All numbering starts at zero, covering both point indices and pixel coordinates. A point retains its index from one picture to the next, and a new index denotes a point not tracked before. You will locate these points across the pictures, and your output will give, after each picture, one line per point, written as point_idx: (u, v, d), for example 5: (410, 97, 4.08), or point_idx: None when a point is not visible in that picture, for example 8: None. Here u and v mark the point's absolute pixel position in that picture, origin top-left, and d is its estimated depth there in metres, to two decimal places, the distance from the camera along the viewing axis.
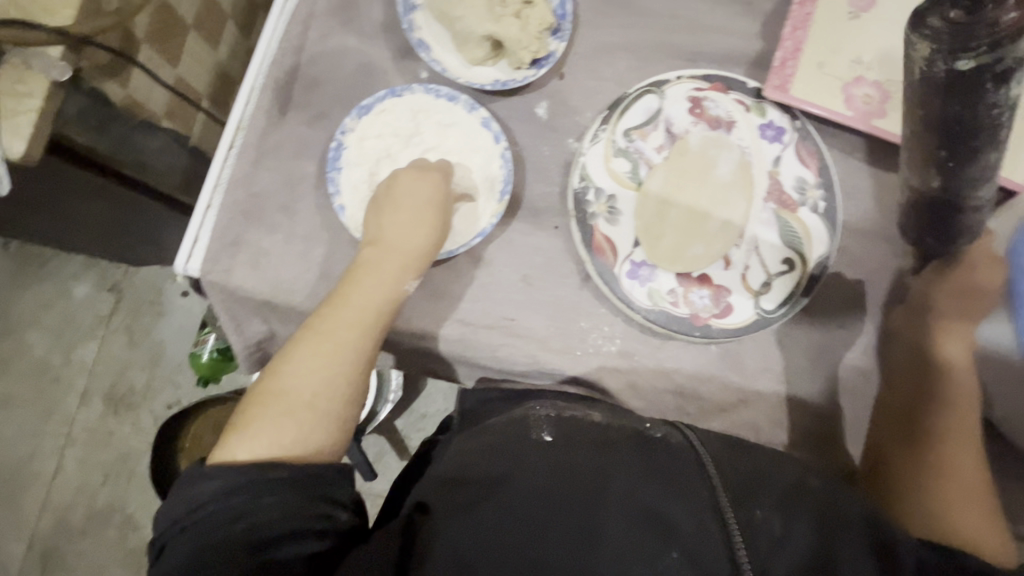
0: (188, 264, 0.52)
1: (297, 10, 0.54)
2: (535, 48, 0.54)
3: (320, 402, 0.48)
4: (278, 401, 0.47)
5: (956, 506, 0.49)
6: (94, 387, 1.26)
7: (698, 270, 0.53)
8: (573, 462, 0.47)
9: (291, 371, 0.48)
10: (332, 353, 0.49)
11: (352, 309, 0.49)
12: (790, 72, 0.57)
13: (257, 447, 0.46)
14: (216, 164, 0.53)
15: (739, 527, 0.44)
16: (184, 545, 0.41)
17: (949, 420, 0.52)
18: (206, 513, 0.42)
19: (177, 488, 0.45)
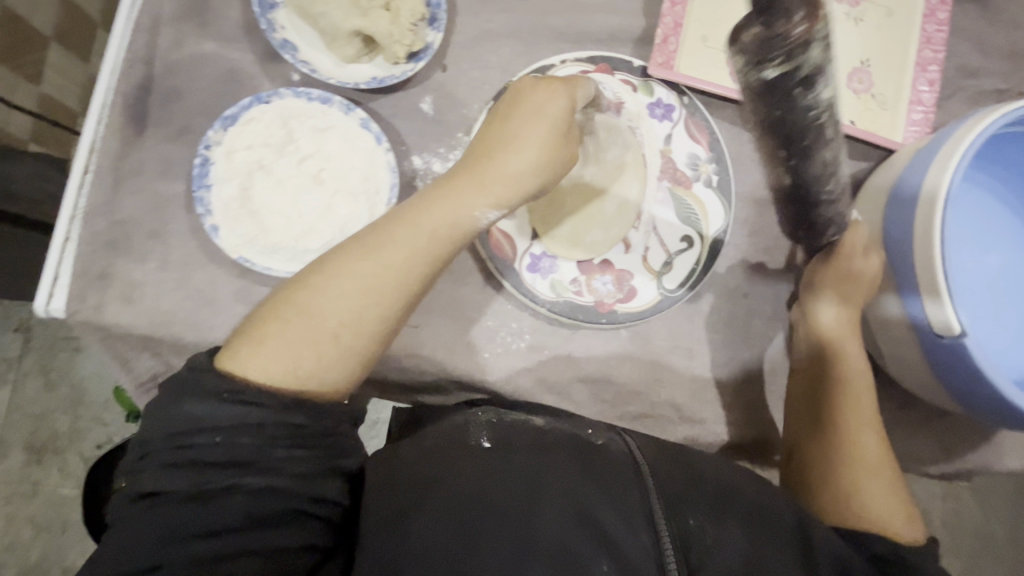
0: (50, 306, 0.48)
1: (142, 16, 0.50)
2: (410, 40, 0.51)
3: (346, 327, 0.42)
4: (304, 319, 0.41)
5: (864, 485, 0.49)
6: (12, 435, 1.08)
7: (599, 256, 0.54)
8: (509, 465, 0.44)
9: (339, 293, 0.42)
10: (375, 278, 0.42)
11: (399, 246, 0.43)
12: (673, 47, 0.56)
13: (272, 366, 0.41)
14: (71, 191, 0.49)
15: (670, 536, 0.42)
16: (180, 469, 0.38)
17: (850, 399, 0.52)
18: (208, 448, 0.38)
19: (170, 393, 0.40)
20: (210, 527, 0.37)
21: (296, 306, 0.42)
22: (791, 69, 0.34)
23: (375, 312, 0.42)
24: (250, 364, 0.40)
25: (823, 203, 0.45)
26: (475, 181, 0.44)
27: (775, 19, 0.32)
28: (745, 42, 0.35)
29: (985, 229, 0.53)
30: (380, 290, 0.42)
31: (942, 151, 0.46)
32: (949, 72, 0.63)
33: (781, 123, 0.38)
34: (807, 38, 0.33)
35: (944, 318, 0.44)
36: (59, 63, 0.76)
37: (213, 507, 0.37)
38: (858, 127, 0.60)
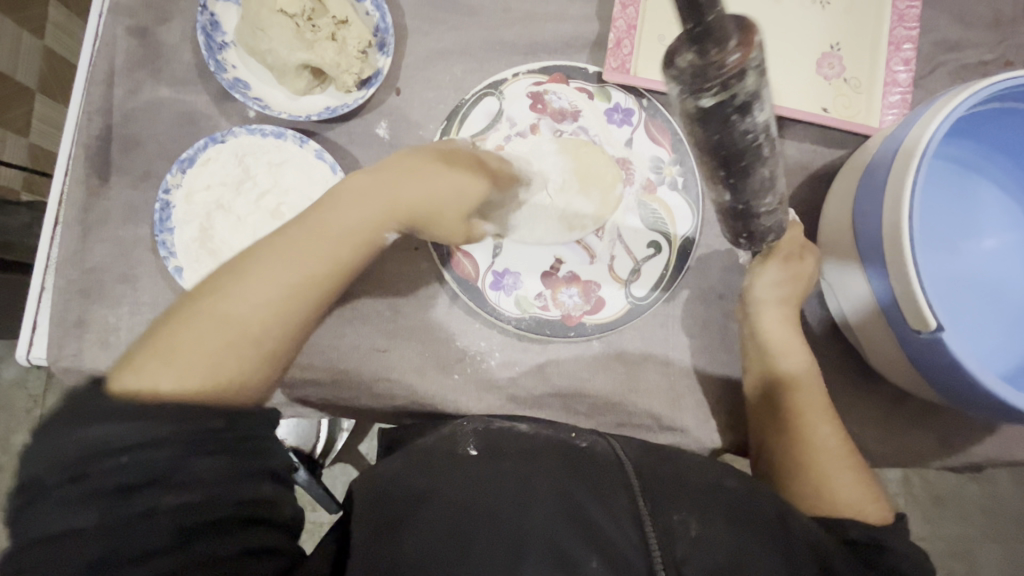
0: (32, 353, 0.49)
1: (98, 68, 0.51)
2: (358, 68, 0.51)
3: (261, 330, 0.39)
4: (221, 318, 0.38)
5: (832, 475, 0.48)
6: None
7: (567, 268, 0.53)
8: (494, 473, 0.44)
9: (256, 286, 0.39)
10: (286, 277, 0.40)
11: (307, 252, 0.41)
12: (627, 51, 0.55)
13: (167, 377, 0.36)
14: (45, 243, 0.51)
15: (654, 534, 0.41)
16: (76, 499, 0.30)
17: (803, 394, 0.50)
18: (108, 469, 0.31)
19: (60, 416, 0.32)
20: (140, 567, 0.30)
21: (211, 311, 0.38)
22: (726, 98, 0.31)
23: (302, 301, 0.41)
24: (146, 377, 0.36)
25: (765, 215, 0.43)
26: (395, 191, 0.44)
27: (709, 48, 0.29)
28: (677, 70, 0.31)
29: (959, 214, 0.51)
30: (309, 284, 0.41)
31: (907, 140, 0.44)
32: (925, 47, 0.60)
33: (720, 146, 0.35)
34: (742, 67, 0.30)
35: (919, 313, 0.43)
36: (43, 112, 0.79)
37: (139, 544, 0.30)
38: (832, 115, 0.58)
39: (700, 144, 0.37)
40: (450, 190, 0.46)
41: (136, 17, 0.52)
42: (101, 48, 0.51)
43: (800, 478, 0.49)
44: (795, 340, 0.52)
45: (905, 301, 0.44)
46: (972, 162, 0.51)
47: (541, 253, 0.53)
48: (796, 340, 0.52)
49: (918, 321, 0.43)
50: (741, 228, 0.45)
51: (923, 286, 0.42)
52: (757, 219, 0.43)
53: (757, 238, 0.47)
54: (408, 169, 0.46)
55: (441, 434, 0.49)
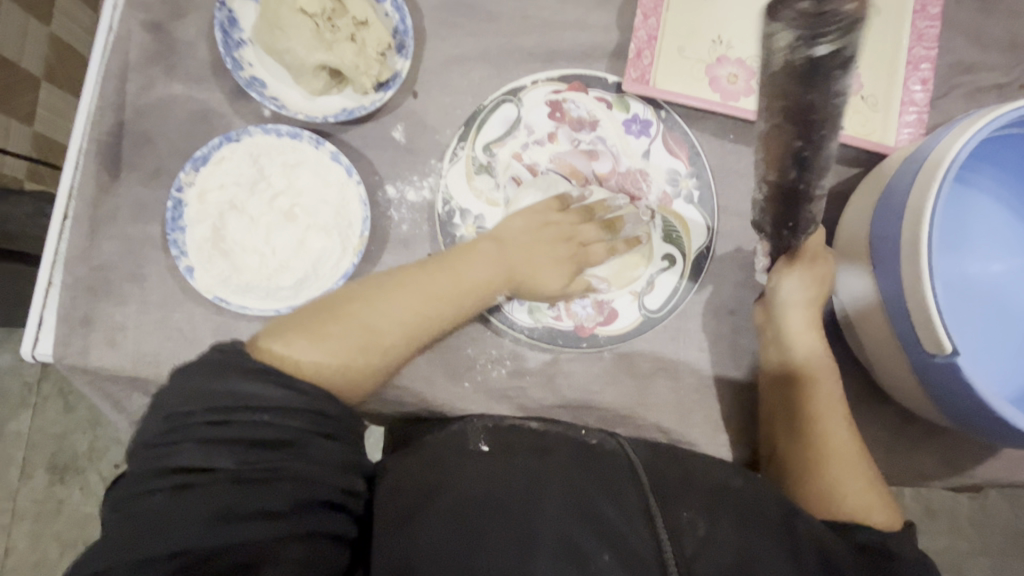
0: (36, 350, 0.48)
1: (111, 62, 0.50)
2: (376, 71, 0.50)
3: (394, 338, 0.44)
4: (365, 328, 0.43)
5: (840, 481, 0.48)
6: (34, 457, 1.09)
7: (582, 281, 0.53)
8: (508, 468, 0.44)
9: (382, 308, 0.44)
10: (432, 300, 0.46)
11: (451, 278, 0.47)
12: (648, 62, 0.55)
13: (329, 358, 0.41)
14: (52, 238, 0.50)
15: (664, 531, 0.41)
16: (219, 445, 0.35)
17: (819, 393, 0.51)
18: (239, 426, 0.36)
19: (204, 371, 0.38)
20: (255, 510, 0.34)
21: (356, 316, 0.43)
22: (840, 45, 0.46)
23: (399, 330, 0.44)
24: (303, 353, 0.41)
25: (815, 199, 0.50)
26: (513, 260, 0.50)
27: (824, 4, 0.47)
28: (796, 19, 0.49)
29: (973, 239, 0.51)
30: (427, 320, 0.45)
31: (927, 163, 0.44)
32: (942, 68, 0.61)
33: (808, 107, 0.48)
34: (849, 19, 0.47)
35: (934, 336, 0.43)
36: (49, 100, 0.78)
37: (253, 491, 0.35)
38: (848, 133, 0.58)
39: (790, 107, 0.49)
40: (544, 274, 0.51)
41: (151, 12, 0.51)
42: (115, 42, 0.50)
43: (806, 481, 0.49)
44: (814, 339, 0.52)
45: (920, 325, 0.44)
46: (988, 185, 0.51)
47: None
48: (811, 345, 0.52)
49: (933, 345, 0.43)
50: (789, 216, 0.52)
51: (939, 309, 0.42)
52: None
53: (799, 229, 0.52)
54: (553, 236, 0.52)
55: (450, 430, 0.49)
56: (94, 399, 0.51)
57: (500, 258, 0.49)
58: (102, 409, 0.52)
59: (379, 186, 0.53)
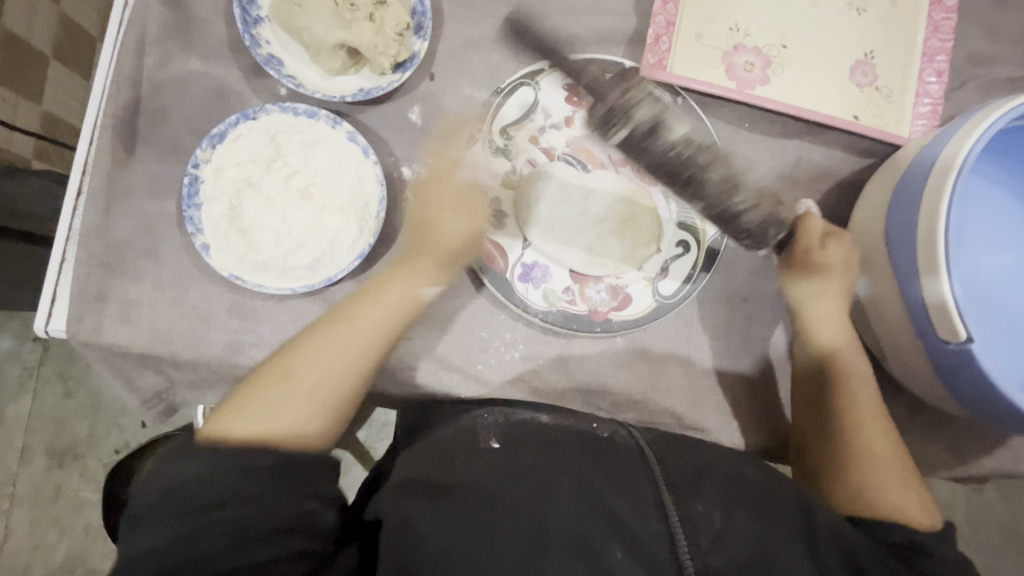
0: (49, 325, 0.48)
1: (128, 37, 0.50)
2: (394, 51, 0.50)
3: (324, 398, 0.48)
4: (288, 385, 0.46)
5: (872, 478, 0.50)
6: (33, 441, 1.08)
7: (596, 266, 0.53)
8: (520, 465, 0.44)
9: (307, 360, 0.47)
10: (345, 347, 0.48)
11: (361, 322, 0.48)
12: (665, 47, 0.55)
13: (253, 428, 0.45)
14: (67, 214, 0.49)
15: (679, 524, 0.40)
16: (160, 516, 0.38)
17: (849, 395, 0.53)
18: (178, 492, 0.39)
19: (164, 460, 0.42)
20: (200, 556, 0.37)
21: (286, 372, 0.47)
22: (639, 124, 0.50)
23: (330, 386, 0.48)
24: (234, 428, 0.44)
25: (739, 220, 0.53)
26: (434, 279, 0.51)
27: (603, 107, 0.51)
28: (594, 117, 0.53)
29: (984, 229, 0.52)
30: (352, 372, 0.48)
31: (946, 150, 0.45)
32: (957, 60, 0.61)
33: (653, 162, 0.51)
34: (630, 105, 0.51)
35: (949, 324, 0.43)
36: (56, 79, 0.77)
37: (195, 543, 0.37)
38: (862, 123, 0.57)
39: (643, 168, 0.53)
40: (447, 226, 0.51)
41: None
42: (132, 16, 0.50)
43: (838, 476, 0.51)
44: (841, 332, 0.55)
45: (935, 312, 0.44)
46: (1000, 179, 0.52)
47: (575, 246, 0.53)
48: (835, 339, 0.54)
49: (949, 332, 0.44)
50: (739, 232, 0.54)
51: (956, 298, 0.42)
52: (738, 222, 0.53)
53: (761, 238, 0.54)
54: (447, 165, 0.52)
55: (460, 426, 0.49)
56: (106, 376, 0.51)
57: (421, 263, 0.50)
58: (113, 387, 0.51)
59: (395, 168, 0.53)
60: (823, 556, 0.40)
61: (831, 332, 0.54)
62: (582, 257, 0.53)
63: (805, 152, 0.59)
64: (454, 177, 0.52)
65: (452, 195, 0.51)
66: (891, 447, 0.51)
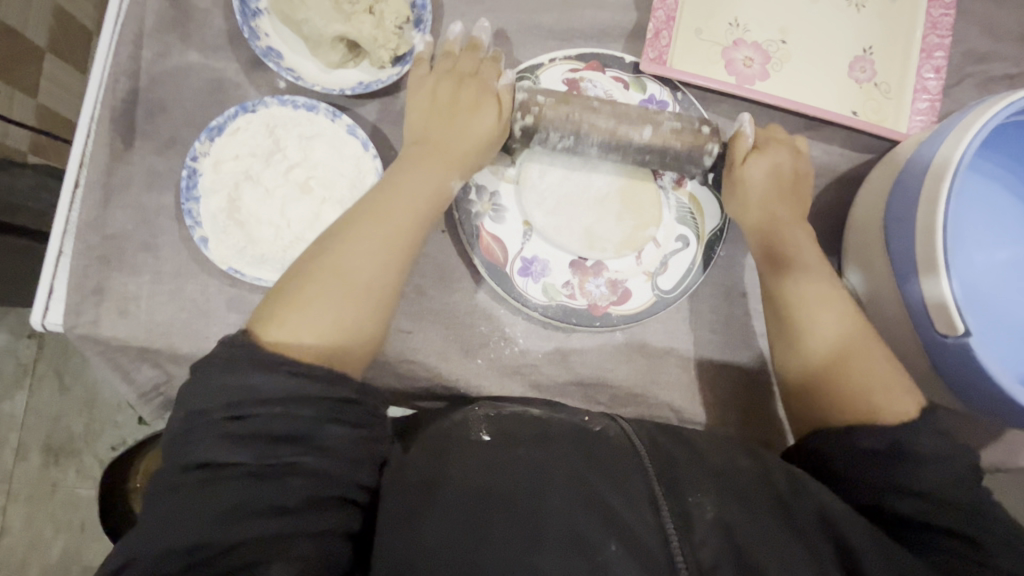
0: (46, 318, 0.48)
1: (125, 28, 0.50)
2: (394, 45, 0.50)
3: (365, 285, 0.43)
4: (341, 281, 0.43)
5: (879, 402, 0.45)
6: (29, 437, 1.07)
7: (598, 250, 0.53)
8: (512, 459, 0.42)
9: (347, 254, 0.43)
10: (384, 232, 0.45)
11: (404, 208, 0.46)
12: (665, 42, 0.55)
13: (305, 333, 0.41)
14: (63, 207, 0.49)
15: (672, 519, 0.40)
16: (239, 441, 0.36)
17: (859, 360, 0.48)
18: (258, 418, 0.37)
19: (198, 377, 0.39)
20: (268, 506, 0.35)
21: (324, 265, 0.43)
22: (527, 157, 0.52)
23: (376, 262, 0.44)
24: (284, 329, 0.41)
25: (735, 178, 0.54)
26: (444, 141, 0.49)
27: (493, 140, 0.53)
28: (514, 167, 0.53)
29: (982, 224, 0.52)
30: (398, 248, 0.45)
31: (945, 144, 0.45)
32: (955, 56, 0.61)
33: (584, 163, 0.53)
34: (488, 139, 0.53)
35: (947, 317, 0.43)
36: (52, 73, 0.76)
37: (274, 486, 0.36)
38: (861, 118, 0.58)
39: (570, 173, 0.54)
40: (470, 127, 0.49)
41: None
42: (129, 8, 0.50)
43: (844, 409, 0.47)
44: (835, 325, 0.49)
45: (933, 306, 0.44)
46: (1001, 176, 0.52)
47: (576, 228, 0.53)
48: (834, 321, 0.49)
49: (946, 326, 0.44)
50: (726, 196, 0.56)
51: (954, 293, 0.43)
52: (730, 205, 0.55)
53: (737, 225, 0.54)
54: (444, 80, 0.50)
55: (451, 420, 0.47)
56: (103, 370, 0.50)
57: (435, 158, 0.48)
58: (112, 381, 0.51)
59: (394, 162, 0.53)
60: (812, 541, 0.39)
61: (812, 254, 0.52)
62: (583, 242, 0.53)
63: (804, 147, 0.60)
64: (466, 64, 0.51)
65: (448, 81, 0.50)
66: (885, 367, 0.47)
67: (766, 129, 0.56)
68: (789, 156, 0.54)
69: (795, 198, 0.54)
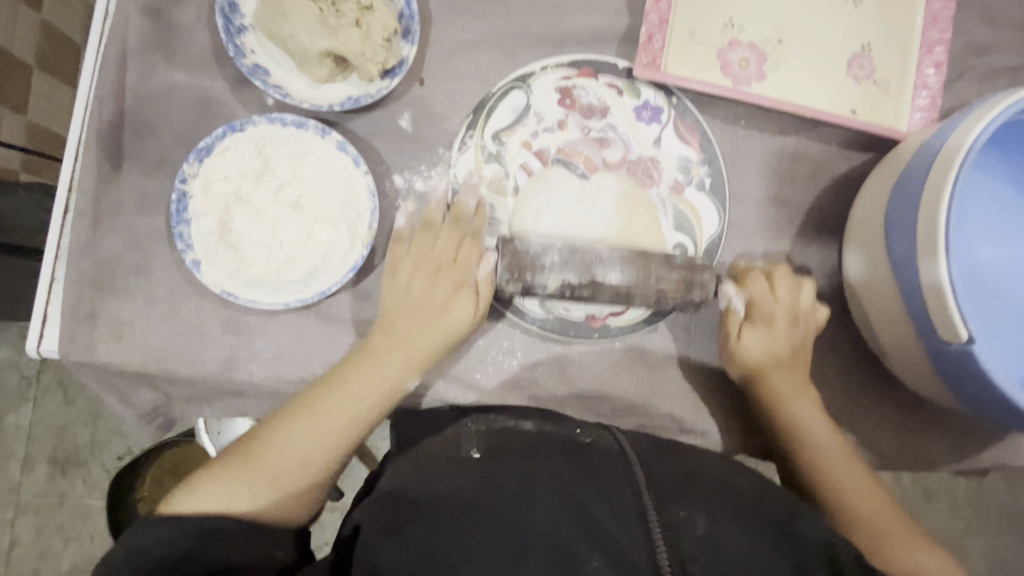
0: (41, 345, 0.47)
1: (109, 49, 0.49)
2: (382, 57, 0.49)
3: (297, 474, 0.45)
4: (252, 473, 0.44)
5: (881, 543, 0.48)
6: (35, 450, 1.08)
7: (599, 305, 0.52)
8: (502, 474, 0.43)
9: (275, 446, 0.45)
10: (323, 438, 0.46)
11: (324, 416, 0.46)
12: (659, 46, 0.54)
13: (211, 501, 0.43)
14: (54, 232, 0.49)
15: (659, 529, 0.39)
16: (136, 558, 0.38)
17: (793, 412, 0.51)
18: (137, 548, 0.39)
19: (122, 538, 0.41)
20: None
21: (258, 473, 0.44)
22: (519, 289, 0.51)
23: (311, 459, 0.45)
24: (195, 499, 0.43)
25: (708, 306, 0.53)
26: (409, 347, 0.48)
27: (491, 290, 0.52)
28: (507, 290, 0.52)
29: (985, 224, 0.51)
30: (318, 442, 0.45)
31: (947, 146, 0.44)
32: (956, 50, 0.60)
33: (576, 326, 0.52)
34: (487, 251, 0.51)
35: (950, 325, 0.43)
36: (42, 89, 0.76)
37: (172, 574, 0.38)
38: (860, 117, 0.56)
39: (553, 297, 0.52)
40: (448, 319, 0.49)
41: None
42: (112, 28, 0.49)
43: (850, 525, 0.49)
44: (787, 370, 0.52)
45: (934, 311, 0.44)
46: (1005, 176, 0.51)
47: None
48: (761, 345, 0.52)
49: (949, 332, 0.43)
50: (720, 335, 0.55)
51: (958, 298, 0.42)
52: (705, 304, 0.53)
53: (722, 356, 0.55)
54: (438, 231, 0.51)
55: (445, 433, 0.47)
56: (102, 394, 0.50)
57: (394, 354, 0.48)
58: (111, 404, 0.51)
59: (386, 176, 0.53)
60: (803, 555, 0.39)
61: (806, 403, 0.51)
62: (583, 277, 0.52)
63: (802, 148, 0.59)
64: (444, 249, 0.50)
65: (423, 273, 0.50)
66: (859, 472, 0.50)
67: (767, 278, 0.54)
68: (791, 296, 0.53)
69: (796, 363, 0.52)
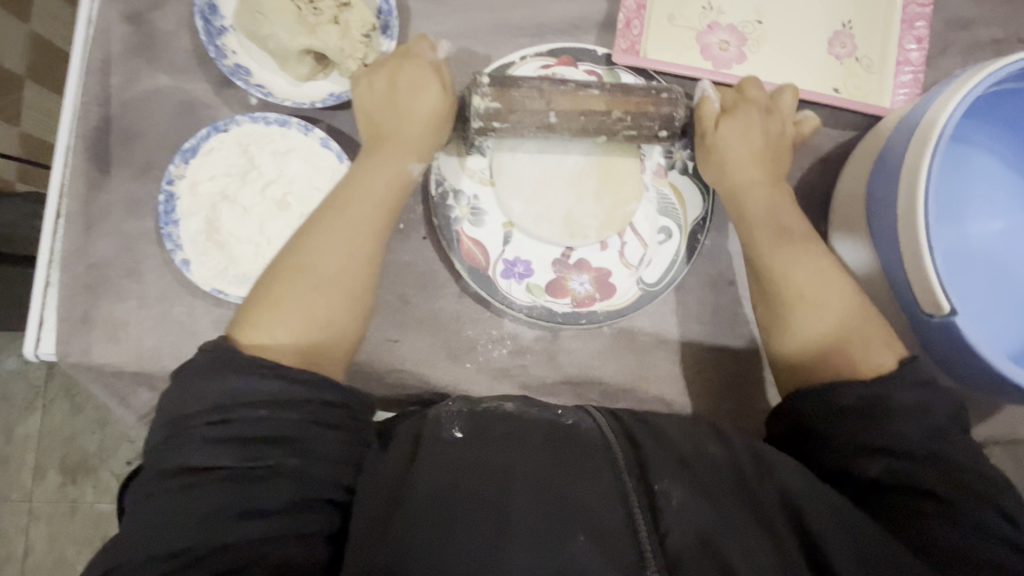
0: (40, 348, 0.48)
1: (93, 56, 0.50)
2: (361, 53, 0.50)
3: (344, 279, 0.44)
4: (302, 273, 0.43)
5: (849, 356, 0.45)
6: (46, 457, 1.09)
7: (580, 238, 0.53)
8: (478, 459, 0.40)
9: (313, 240, 0.44)
10: (358, 222, 0.45)
11: (367, 200, 0.46)
12: (637, 31, 0.54)
13: (282, 332, 0.42)
14: (47, 237, 0.49)
15: (639, 507, 0.38)
16: (169, 496, 0.35)
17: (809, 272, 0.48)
18: (184, 473, 0.36)
19: (162, 448, 0.37)
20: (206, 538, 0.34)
21: (295, 256, 0.44)
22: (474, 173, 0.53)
23: (362, 256, 0.45)
24: (267, 333, 0.41)
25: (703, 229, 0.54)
26: (398, 123, 0.48)
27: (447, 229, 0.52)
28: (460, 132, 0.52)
29: (968, 197, 0.51)
30: (358, 260, 0.45)
31: (927, 117, 0.44)
32: (938, 25, 0.59)
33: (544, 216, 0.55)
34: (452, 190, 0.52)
35: (932, 297, 0.43)
36: (34, 100, 0.77)
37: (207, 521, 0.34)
38: (841, 96, 0.56)
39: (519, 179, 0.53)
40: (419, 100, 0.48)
41: (132, 3, 0.51)
42: (95, 37, 0.50)
43: (823, 361, 0.46)
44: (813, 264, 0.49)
45: (917, 287, 0.44)
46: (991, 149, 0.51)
47: (555, 217, 0.52)
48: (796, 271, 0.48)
49: (931, 306, 0.43)
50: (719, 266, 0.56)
51: (938, 271, 0.42)
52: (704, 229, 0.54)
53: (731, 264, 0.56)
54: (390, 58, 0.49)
55: (424, 420, 0.44)
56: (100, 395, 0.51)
57: (394, 150, 0.48)
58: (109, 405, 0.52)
59: None
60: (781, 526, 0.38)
61: (799, 267, 0.48)
62: (563, 230, 0.52)
63: None
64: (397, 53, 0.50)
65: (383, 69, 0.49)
66: (843, 309, 0.46)
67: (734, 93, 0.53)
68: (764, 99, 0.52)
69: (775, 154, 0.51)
